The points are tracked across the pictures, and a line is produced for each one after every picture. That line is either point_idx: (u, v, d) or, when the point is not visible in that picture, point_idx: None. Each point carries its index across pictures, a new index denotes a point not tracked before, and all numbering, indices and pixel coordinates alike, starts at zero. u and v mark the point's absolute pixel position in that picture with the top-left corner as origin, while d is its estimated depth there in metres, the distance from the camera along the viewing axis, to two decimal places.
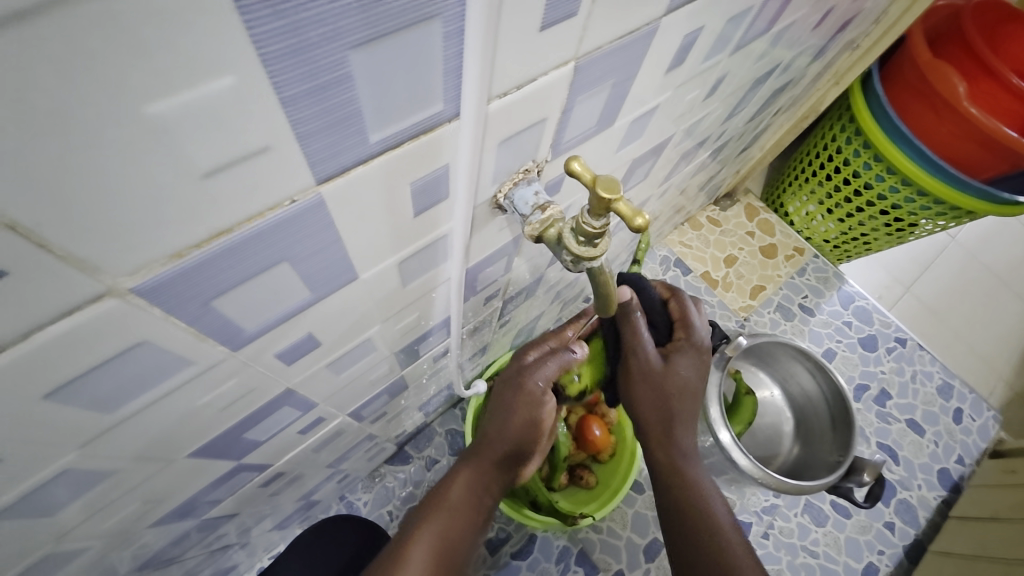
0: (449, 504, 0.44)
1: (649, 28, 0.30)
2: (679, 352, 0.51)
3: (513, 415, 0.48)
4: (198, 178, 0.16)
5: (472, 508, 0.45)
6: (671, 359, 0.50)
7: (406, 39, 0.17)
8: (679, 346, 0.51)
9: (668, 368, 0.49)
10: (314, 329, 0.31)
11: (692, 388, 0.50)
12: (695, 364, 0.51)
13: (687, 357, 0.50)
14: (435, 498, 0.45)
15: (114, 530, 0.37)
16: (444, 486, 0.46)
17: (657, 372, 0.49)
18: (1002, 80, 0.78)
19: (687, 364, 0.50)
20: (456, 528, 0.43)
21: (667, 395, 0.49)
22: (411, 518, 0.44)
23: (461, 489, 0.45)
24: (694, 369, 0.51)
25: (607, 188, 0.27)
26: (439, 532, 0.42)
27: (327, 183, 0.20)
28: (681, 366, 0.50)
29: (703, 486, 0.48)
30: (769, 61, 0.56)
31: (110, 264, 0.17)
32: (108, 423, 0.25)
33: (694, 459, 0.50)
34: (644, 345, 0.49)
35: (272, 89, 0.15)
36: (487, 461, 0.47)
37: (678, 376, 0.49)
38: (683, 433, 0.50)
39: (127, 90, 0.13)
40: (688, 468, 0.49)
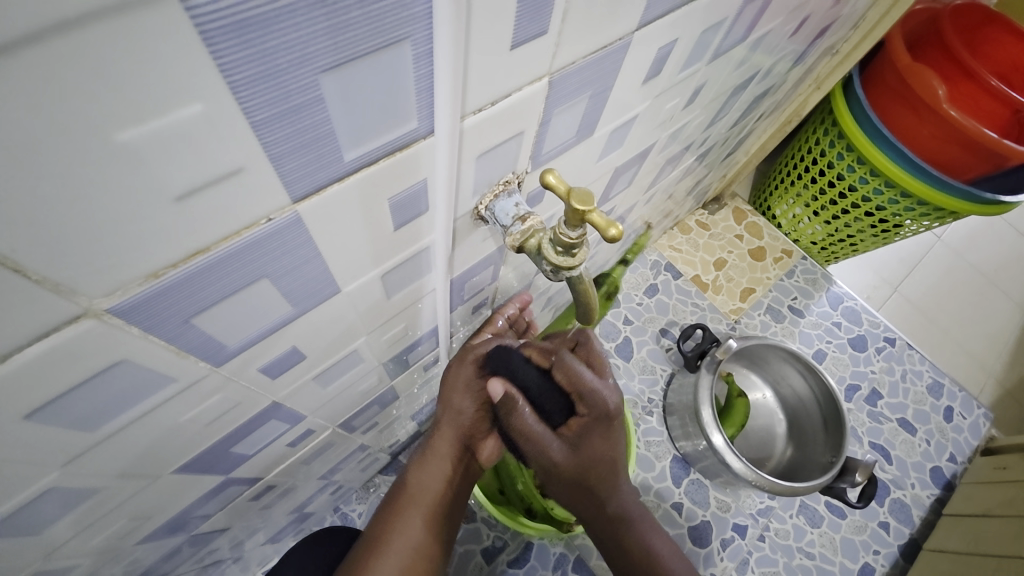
0: (411, 499, 0.45)
1: (623, 42, 0.30)
2: (589, 431, 0.44)
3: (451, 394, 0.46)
4: (172, 201, 0.17)
5: (433, 496, 0.45)
6: (580, 444, 0.45)
7: (377, 61, 0.18)
8: (584, 427, 0.44)
9: (577, 453, 0.45)
10: (299, 342, 0.31)
11: (611, 457, 0.46)
12: (607, 438, 0.45)
13: (597, 434, 0.45)
14: (397, 494, 0.46)
15: (101, 548, 0.37)
16: (404, 479, 0.47)
17: (566, 462, 0.45)
18: (980, 82, 0.79)
19: (600, 440, 0.45)
20: (420, 522, 0.44)
21: (584, 474, 0.46)
22: (379, 514, 0.45)
23: (420, 481, 0.46)
24: (611, 441, 0.46)
25: (582, 201, 0.28)
26: (403, 531, 0.43)
27: (304, 201, 0.21)
28: (592, 447, 0.45)
29: (644, 534, 0.53)
30: (749, 67, 0.57)
31: (86, 285, 0.17)
32: (91, 441, 0.25)
33: (636, 503, 0.53)
34: (545, 441, 0.44)
35: (244, 113, 0.16)
36: (440, 448, 0.47)
37: (591, 455, 0.45)
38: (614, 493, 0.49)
39: (98, 118, 0.13)
40: (627, 518, 0.52)
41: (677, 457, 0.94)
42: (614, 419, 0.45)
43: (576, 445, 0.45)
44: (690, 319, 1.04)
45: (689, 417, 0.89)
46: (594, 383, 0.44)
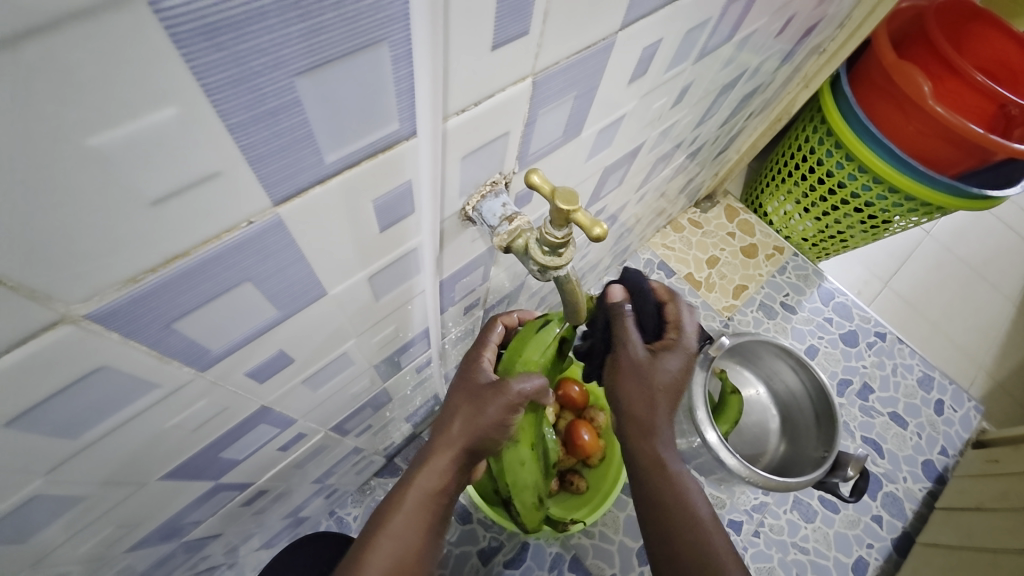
0: (404, 521, 0.42)
1: (607, 42, 0.30)
2: (669, 350, 0.50)
3: (480, 416, 0.46)
4: (148, 205, 0.17)
5: (429, 516, 0.43)
6: (658, 354, 0.49)
7: (354, 63, 0.18)
8: (669, 344, 0.50)
9: (654, 361, 0.49)
10: (286, 346, 0.31)
11: (676, 383, 0.49)
12: (684, 362, 0.50)
13: (676, 357, 0.49)
14: (388, 511, 0.43)
15: (90, 555, 0.36)
16: (399, 493, 0.44)
17: (642, 364, 0.49)
18: (965, 79, 0.80)
19: (673, 361, 0.49)
20: (411, 542, 0.42)
21: (648, 388, 0.48)
22: (366, 532, 0.43)
23: (414, 504, 0.43)
24: (682, 367, 0.50)
25: (566, 201, 0.28)
26: (391, 553, 0.41)
27: (284, 204, 0.21)
28: (668, 361, 0.49)
29: (682, 478, 0.47)
30: (736, 66, 0.58)
31: (62, 291, 0.17)
32: (75, 447, 0.24)
33: (673, 448, 0.49)
34: (630, 341, 0.50)
35: (218, 116, 0.16)
36: (443, 464, 0.45)
37: (661, 371, 0.49)
38: (663, 422, 0.49)
39: (68, 123, 0.13)
40: (665, 455, 0.48)
41: None
42: (687, 350, 0.51)
43: (655, 352, 0.50)
44: None
45: (684, 414, 0.89)
46: (688, 321, 0.52)
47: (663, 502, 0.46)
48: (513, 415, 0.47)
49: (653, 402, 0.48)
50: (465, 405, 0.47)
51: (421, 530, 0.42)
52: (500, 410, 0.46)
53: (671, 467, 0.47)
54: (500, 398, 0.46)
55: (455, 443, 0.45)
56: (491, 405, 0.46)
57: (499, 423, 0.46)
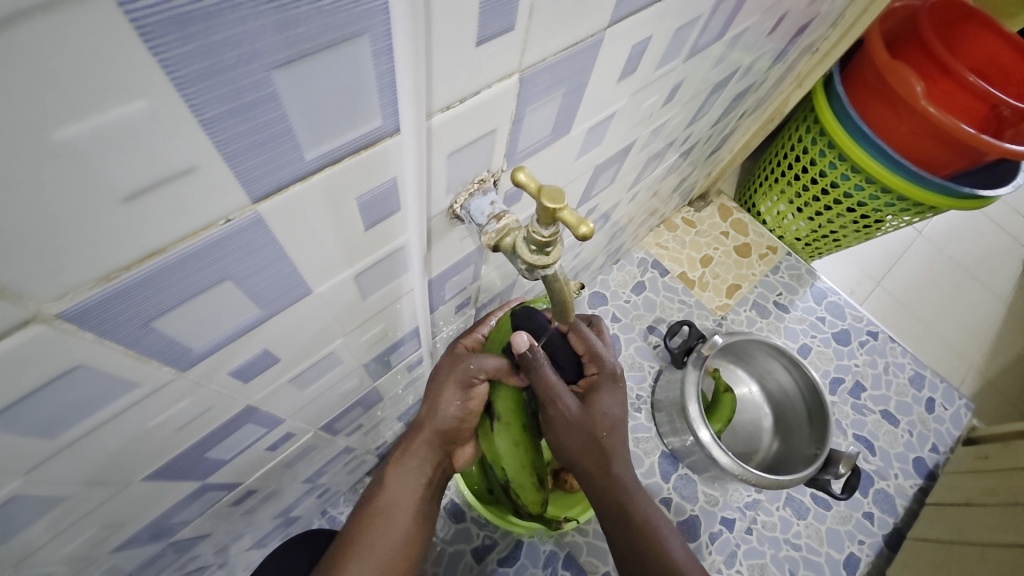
0: (388, 505, 0.45)
1: (595, 39, 0.30)
2: (600, 387, 0.49)
3: (441, 402, 0.47)
4: (120, 201, 0.16)
5: (413, 497, 0.46)
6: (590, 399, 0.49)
7: (333, 57, 0.18)
8: (594, 383, 0.49)
9: (588, 410, 0.48)
10: (271, 344, 0.31)
11: (617, 419, 0.50)
12: (616, 396, 0.50)
13: (605, 391, 0.49)
14: (370, 497, 0.46)
15: (74, 556, 0.36)
16: (380, 479, 0.47)
17: (579, 418, 0.48)
18: (957, 79, 0.80)
19: (609, 397, 0.49)
20: (398, 525, 0.45)
21: (591, 435, 0.49)
22: (350, 523, 0.45)
23: (395, 489, 0.46)
24: (617, 400, 0.50)
25: (552, 198, 0.28)
26: (381, 536, 0.44)
27: (264, 200, 0.20)
28: (602, 403, 0.49)
29: (653, 520, 0.52)
30: (728, 64, 0.58)
31: (34, 289, 0.17)
32: (55, 447, 0.24)
33: (638, 490, 0.52)
34: (561, 397, 0.47)
35: (192, 110, 0.16)
36: (415, 447, 0.48)
37: (600, 414, 0.49)
38: (621, 469, 0.51)
39: (33, 115, 0.13)
40: (634, 504, 0.52)
41: (665, 453, 0.94)
42: (619, 379, 0.50)
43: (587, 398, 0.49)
44: (678, 315, 1.04)
45: (676, 413, 0.89)
46: (603, 352, 0.49)
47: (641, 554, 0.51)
48: (473, 391, 0.47)
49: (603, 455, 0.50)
50: (427, 389, 0.48)
51: (405, 512, 0.46)
52: (457, 385, 0.46)
53: (642, 518, 0.52)
54: (456, 372, 0.46)
55: (426, 427, 0.48)
56: (453, 382, 0.46)
57: (461, 404, 0.47)
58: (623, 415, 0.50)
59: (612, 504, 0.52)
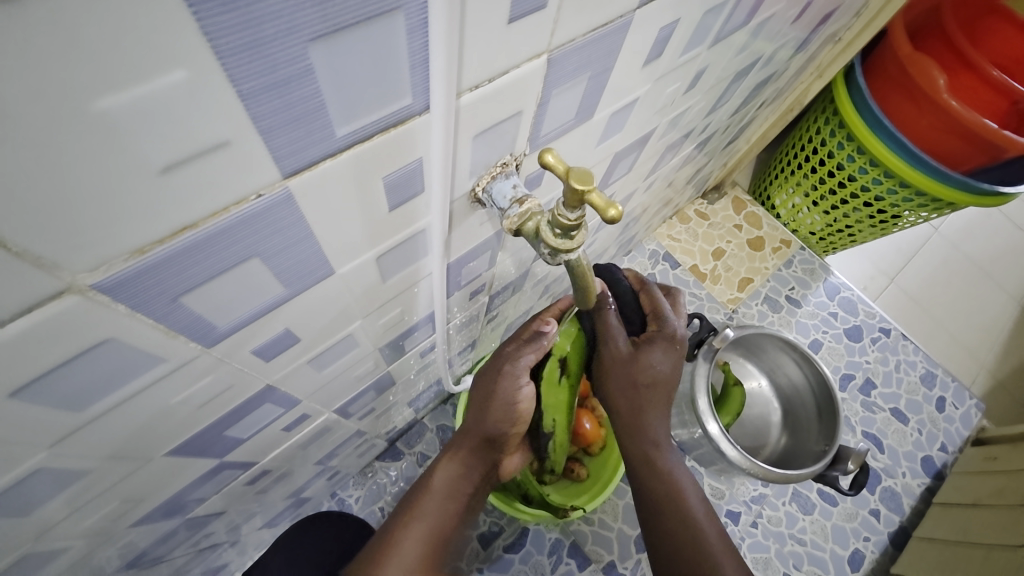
0: (427, 504, 0.45)
1: (624, 21, 0.30)
2: (652, 342, 0.49)
3: (492, 402, 0.48)
4: (156, 173, 0.16)
5: (447, 504, 0.46)
6: (641, 350, 0.49)
7: (369, 31, 0.17)
8: (651, 337, 0.50)
9: (639, 354, 0.49)
10: (292, 324, 0.31)
11: (666, 376, 0.49)
12: (669, 354, 0.50)
13: (660, 347, 0.49)
14: (415, 495, 0.46)
15: (94, 529, 0.37)
16: (425, 480, 0.48)
17: (624, 360, 0.49)
18: (980, 73, 0.79)
19: (660, 354, 0.49)
20: (433, 525, 0.44)
21: (638, 382, 0.49)
22: (390, 520, 0.45)
23: (438, 489, 0.47)
24: (670, 358, 0.50)
25: (581, 180, 0.27)
26: (419, 533, 0.43)
27: (295, 177, 0.20)
28: (652, 356, 0.49)
29: (688, 510, 0.47)
30: (751, 53, 0.56)
31: (68, 260, 0.17)
32: (81, 421, 0.24)
33: (677, 455, 0.50)
34: (615, 333, 0.49)
35: (230, 82, 0.15)
36: (463, 454, 0.49)
37: (649, 364, 0.48)
38: (654, 421, 0.50)
39: (76, 83, 0.13)
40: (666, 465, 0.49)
41: (672, 445, 0.94)
42: (678, 341, 0.51)
43: (639, 347, 0.49)
44: (688, 308, 1.04)
45: (684, 406, 0.89)
46: (668, 313, 0.51)
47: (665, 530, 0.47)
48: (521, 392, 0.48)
49: (644, 407, 0.49)
50: (476, 395, 0.49)
51: (441, 515, 0.45)
52: (505, 391, 0.48)
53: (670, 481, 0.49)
54: (506, 371, 0.48)
55: (475, 434, 0.49)
56: (500, 386, 0.48)
57: (511, 413, 0.48)
58: (675, 376, 0.50)
59: (643, 465, 0.50)
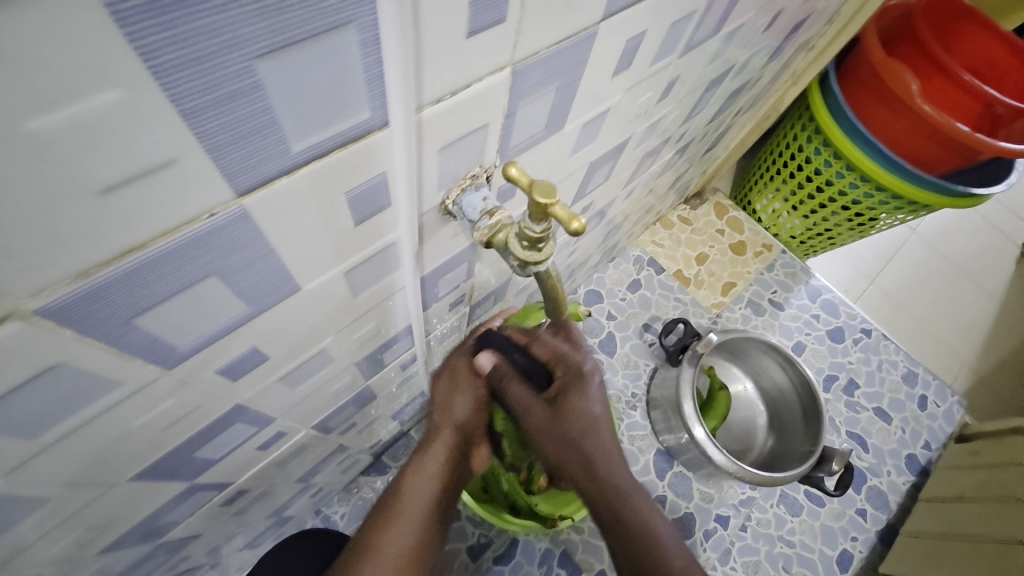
0: (406, 505, 0.44)
1: (589, 32, 0.30)
2: (568, 390, 0.49)
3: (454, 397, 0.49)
4: (98, 193, 0.16)
5: (428, 500, 0.45)
6: (563, 401, 0.48)
7: (319, 47, 0.17)
8: (565, 385, 0.49)
9: (559, 412, 0.48)
10: (260, 342, 0.30)
11: (593, 417, 0.49)
12: (589, 393, 0.49)
13: (577, 392, 0.49)
14: (389, 500, 0.44)
15: (60, 557, 0.36)
16: (398, 481, 0.46)
17: (547, 423, 0.49)
18: (952, 78, 0.81)
19: (579, 396, 0.49)
20: (414, 525, 0.43)
21: (566, 436, 0.49)
22: (366, 525, 0.43)
23: (413, 488, 0.45)
24: (591, 397, 0.49)
25: (544, 194, 0.27)
26: (394, 535, 0.42)
27: (250, 195, 0.20)
28: (576, 404, 0.48)
29: (646, 519, 0.49)
30: (723, 61, 0.57)
31: (6, 285, 0.16)
32: (36, 448, 0.24)
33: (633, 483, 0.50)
34: (531, 406, 0.49)
35: (172, 100, 0.15)
36: (437, 450, 0.47)
37: (576, 414, 0.48)
38: (609, 473, 0.49)
39: (3, 104, 0.12)
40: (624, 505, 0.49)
41: (661, 450, 0.94)
42: (592, 373, 0.50)
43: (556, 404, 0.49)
44: (673, 313, 1.04)
45: (672, 411, 0.89)
46: (577, 348, 0.51)
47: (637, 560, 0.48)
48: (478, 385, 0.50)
49: (590, 460, 0.49)
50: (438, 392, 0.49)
51: (422, 513, 0.44)
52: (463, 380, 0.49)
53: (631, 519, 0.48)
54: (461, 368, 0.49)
55: (446, 425, 0.49)
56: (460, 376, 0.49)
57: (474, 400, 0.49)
58: (603, 413, 0.49)
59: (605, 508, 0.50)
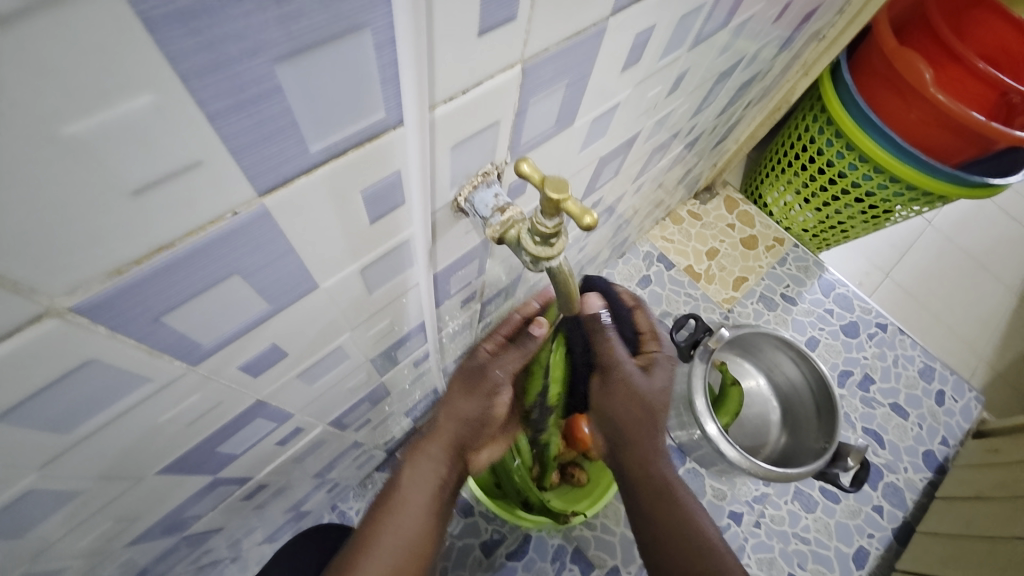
0: (404, 499, 0.45)
1: (598, 28, 0.30)
2: (656, 364, 0.53)
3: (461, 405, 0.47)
4: (130, 194, 0.16)
5: (426, 499, 0.46)
6: (647, 371, 0.52)
7: (335, 50, 0.18)
8: (652, 358, 0.53)
9: (649, 379, 0.52)
10: (279, 339, 0.31)
11: (667, 399, 0.53)
12: (668, 374, 0.54)
13: (662, 368, 0.53)
14: (387, 494, 0.46)
15: (90, 549, 0.37)
16: (397, 476, 0.47)
17: (635, 384, 0.51)
18: (967, 66, 0.79)
19: (664, 374, 0.53)
20: (413, 520, 0.45)
21: (644, 407, 0.52)
22: (367, 515, 0.46)
23: (412, 484, 0.46)
24: (669, 379, 0.54)
25: (557, 189, 0.28)
26: (391, 531, 0.44)
27: (270, 195, 0.21)
28: (657, 376, 0.52)
29: (693, 517, 0.51)
30: (733, 53, 0.57)
31: (45, 284, 0.17)
32: (69, 441, 0.25)
33: (680, 482, 0.53)
34: (622, 360, 0.51)
35: (198, 104, 0.16)
36: (438, 452, 0.47)
37: (657, 387, 0.52)
38: (660, 452, 0.53)
39: (43, 109, 0.13)
40: (674, 489, 0.53)
41: (673, 446, 0.94)
42: (669, 359, 0.54)
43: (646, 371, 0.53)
44: (684, 308, 1.04)
45: (683, 407, 0.89)
46: (661, 331, 0.55)
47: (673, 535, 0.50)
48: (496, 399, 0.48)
49: (647, 432, 0.52)
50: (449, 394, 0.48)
51: (420, 507, 0.45)
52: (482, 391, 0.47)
53: (681, 507, 0.52)
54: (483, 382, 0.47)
55: (448, 422, 0.48)
56: (476, 391, 0.47)
57: (483, 411, 0.48)
58: (670, 399, 0.53)
59: (654, 490, 0.52)
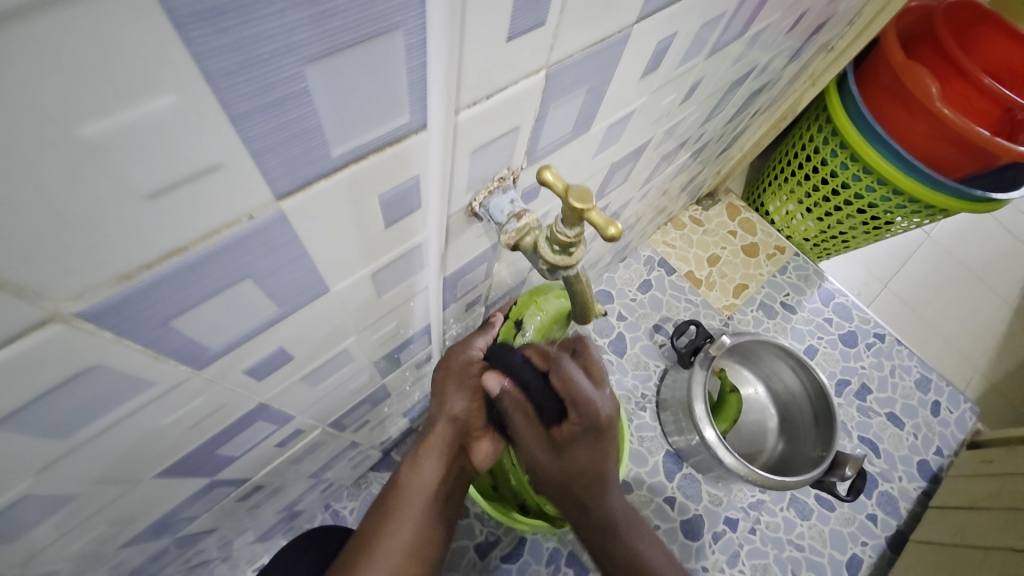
0: (406, 498, 0.44)
1: (623, 34, 0.29)
2: (576, 439, 0.46)
3: (448, 392, 0.48)
4: (145, 198, 0.16)
5: (428, 491, 0.45)
6: (566, 450, 0.47)
7: (365, 52, 0.17)
8: (574, 435, 0.46)
9: (561, 459, 0.48)
10: (286, 342, 0.30)
11: (599, 467, 0.48)
12: (594, 449, 0.47)
13: (586, 444, 0.47)
14: (390, 495, 0.44)
15: (82, 552, 0.36)
16: (399, 477, 0.45)
17: (550, 465, 0.49)
18: (972, 81, 0.79)
19: (586, 451, 0.47)
20: (416, 519, 0.43)
21: (565, 482, 0.49)
22: (369, 521, 0.43)
23: (413, 479, 0.45)
24: (597, 451, 0.47)
25: (580, 198, 0.27)
26: (394, 530, 0.41)
27: (289, 198, 0.20)
28: (577, 455, 0.47)
29: (635, 550, 0.51)
30: (746, 62, 0.56)
31: (52, 289, 0.16)
32: (69, 446, 0.24)
33: (627, 523, 0.51)
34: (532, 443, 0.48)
35: (222, 105, 0.15)
36: (434, 444, 0.47)
37: (576, 464, 0.47)
38: (606, 500, 0.50)
39: (60, 108, 0.12)
40: (618, 531, 0.51)
41: (670, 452, 0.94)
42: (605, 429, 0.46)
43: (561, 449, 0.48)
44: (684, 315, 1.04)
45: (682, 413, 0.89)
46: (587, 395, 0.45)
47: (617, 566, 0.52)
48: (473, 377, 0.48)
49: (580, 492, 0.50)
50: (435, 382, 0.49)
51: (423, 499, 0.44)
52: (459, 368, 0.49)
53: (619, 543, 0.51)
54: (455, 365, 0.49)
55: (442, 418, 0.48)
56: (455, 372, 0.48)
57: (468, 398, 0.48)
58: (606, 466, 0.48)
59: (594, 535, 0.52)
